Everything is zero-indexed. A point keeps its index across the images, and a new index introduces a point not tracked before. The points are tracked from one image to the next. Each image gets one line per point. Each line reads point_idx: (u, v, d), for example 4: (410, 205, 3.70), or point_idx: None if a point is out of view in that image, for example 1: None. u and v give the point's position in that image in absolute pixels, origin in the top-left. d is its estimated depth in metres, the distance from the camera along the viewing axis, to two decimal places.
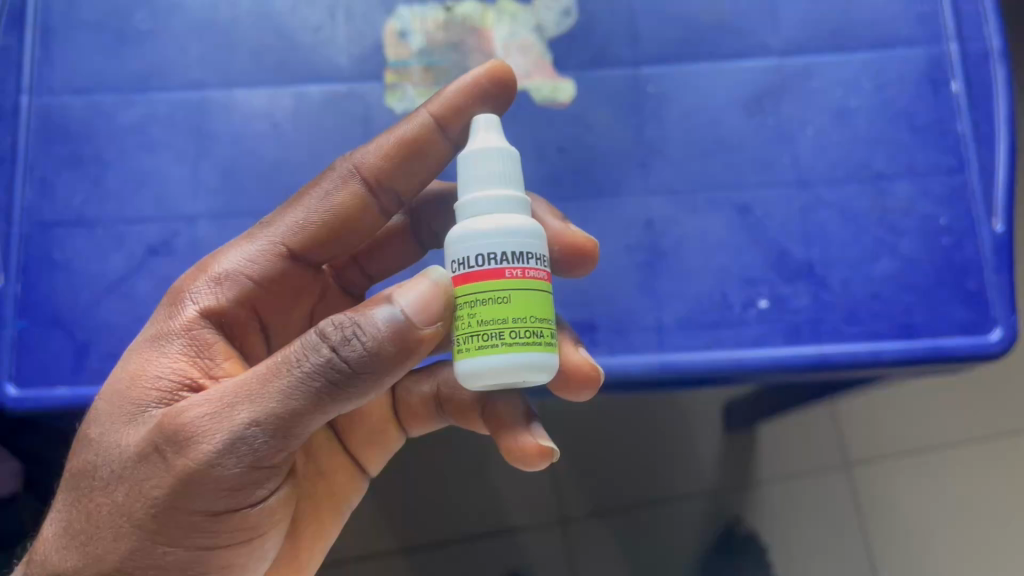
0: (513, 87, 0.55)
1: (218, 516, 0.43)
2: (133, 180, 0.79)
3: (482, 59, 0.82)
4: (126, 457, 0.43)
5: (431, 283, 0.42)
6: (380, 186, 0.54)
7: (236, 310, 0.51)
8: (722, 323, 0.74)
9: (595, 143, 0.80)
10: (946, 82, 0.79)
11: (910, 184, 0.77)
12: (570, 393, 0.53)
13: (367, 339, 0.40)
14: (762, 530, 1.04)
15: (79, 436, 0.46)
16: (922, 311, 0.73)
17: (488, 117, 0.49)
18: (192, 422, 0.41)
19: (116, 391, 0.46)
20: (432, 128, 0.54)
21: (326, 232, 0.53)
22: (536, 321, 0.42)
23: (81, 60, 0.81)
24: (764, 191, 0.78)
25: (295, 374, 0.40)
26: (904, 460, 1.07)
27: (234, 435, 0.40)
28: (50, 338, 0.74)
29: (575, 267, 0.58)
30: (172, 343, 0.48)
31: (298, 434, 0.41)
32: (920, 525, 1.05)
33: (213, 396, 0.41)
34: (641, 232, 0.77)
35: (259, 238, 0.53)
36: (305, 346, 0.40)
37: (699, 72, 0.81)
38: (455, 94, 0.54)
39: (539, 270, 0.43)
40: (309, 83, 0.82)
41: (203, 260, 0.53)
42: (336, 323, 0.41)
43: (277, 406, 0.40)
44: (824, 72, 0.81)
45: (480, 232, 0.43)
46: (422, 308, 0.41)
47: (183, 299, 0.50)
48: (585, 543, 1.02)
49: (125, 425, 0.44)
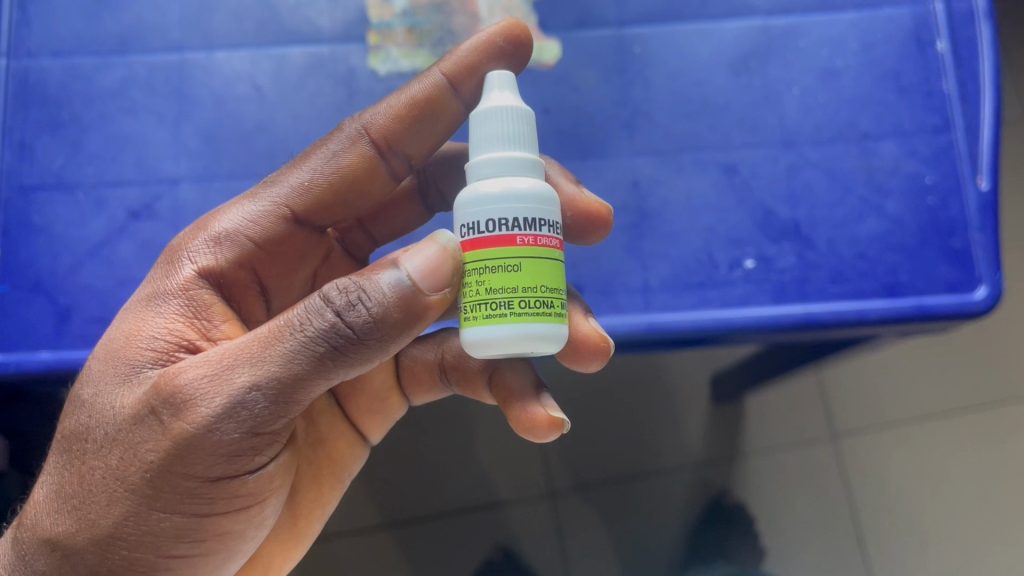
0: (527, 46, 0.54)
1: (215, 481, 0.43)
2: (114, 144, 0.78)
3: (466, 20, 0.81)
4: (120, 418, 0.42)
5: (440, 247, 0.42)
6: (389, 148, 0.54)
7: (235, 271, 0.50)
8: (708, 284, 0.74)
9: (583, 105, 0.80)
10: (931, 42, 0.79)
11: (895, 144, 0.77)
12: (579, 364, 0.53)
13: (372, 305, 0.40)
14: (750, 501, 1.05)
15: (72, 397, 0.46)
16: (907, 270, 0.73)
17: (503, 77, 0.48)
18: (189, 384, 0.40)
19: (110, 351, 0.45)
20: (444, 88, 0.53)
21: (329, 193, 0.52)
22: (547, 291, 0.42)
23: (57, 21, 0.79)
24: (751, 151, 0.78)
25: (298, 337, 0.40)
26: (888, 429, 1.09)
27: (234, 400, 0.40)
28: (31, 303, 0.73)
29: (588, 234, 0.58)
30: (168, 303, 0.47)
31: (299, 399, 0.41)
32: (906, 497, 1.06)
33: (211, 359, 0.41)
34: (628, 193, 0.77)
35: (261, 199, 0.52)
36: (309, 309, 0.40)
37: (685, 33, 0.81)
38: (468, 53, 0.53)
39: (551, 238, 0.43)
40: (290, 46, 0.80)
41: (202, 218, 0.52)
42: (341, 287, 0.40)
43: (279, 369, 0.40)
44: (810, 33, 0.80)
45: (491, 196, 0.42)
46: (430, 274, 0.41)
47: (179, 258, 0.49)
48: (571, 518, 1.03)
49: (118, 384, 0.44)
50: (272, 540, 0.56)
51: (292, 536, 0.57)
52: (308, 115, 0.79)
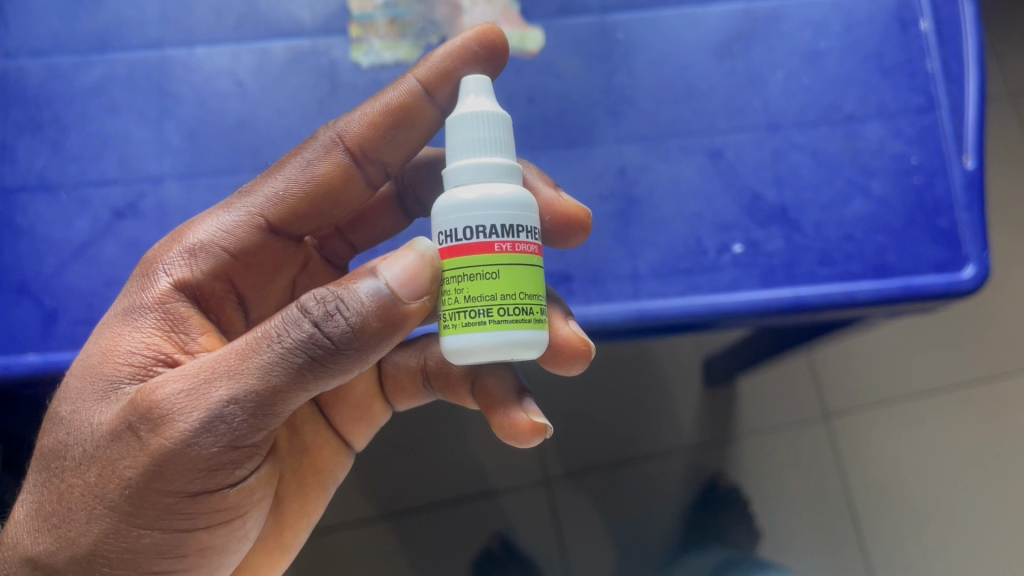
0: (502, 51, 0.54)
1: (194, 497, 0.42)
2: (96, 143, 0.77)
3: (448, 11, 0.80)
4: (98, 433, 0.42)
5: (418, 255, 0.42)
6: (365, 156, 0.54)
7: (211, 282, 0.50)
8: (696, 269, 0.74)
9: (566, 92, 0.79)
10: (914, 21, 0.79)
11: (881, 125, 0.77)
12: (561, 367, 0.53)
13: (351, 314, 0.40)
14: (745, 481, 1.06)
15: (50, 414, 0.46)
16: (895, 251, 0.74)
17: (479, 80, 0.48)
18: (166, 399, 0.40)
19: (89, 367, 0.45)
20: (419, 95, 0.53)
21: (303, 199, 0.52)
22: (525, 297, 0.42)
23: (35, 21, 0.79)
24: (737, 135, 0.78)
25: (276, 349, 0.40)
26: (880, 408, 1.09)
27: (212, 414, 0.40)
28: (16, 305, 0.73)
29: (567, 238, 0.58)
30: (145, 317, 0.47)
31: (277, 411, 0.41)
32: (898, 475, 1.07)
33: (188, 373, 0.41)
34: (614, 180, 0.77)
35: (237, 209, 0.52)
36: (287, 320, 0.40)
37: (669, 18, 0.81)
38: (443, 59, 0.53)
39: (529, 245, 0.43)
40: (272, 40, 0.80)
41: (177, 229, 0.52)
42: (319, 297, 0.40)
43: (257, 383, 0.40)
44: (792, 15, 0.80)
45: (468, 202, 0.43)
46: (409, 283, 0.41)
47: (155, 270, 0.49)
48: (565, 503, 1.03)
49: (100, 398, 0.44)
50: (258, 550, 0.55)
51: (279, 546, 0.57)
52: (291, 110, 0.78)
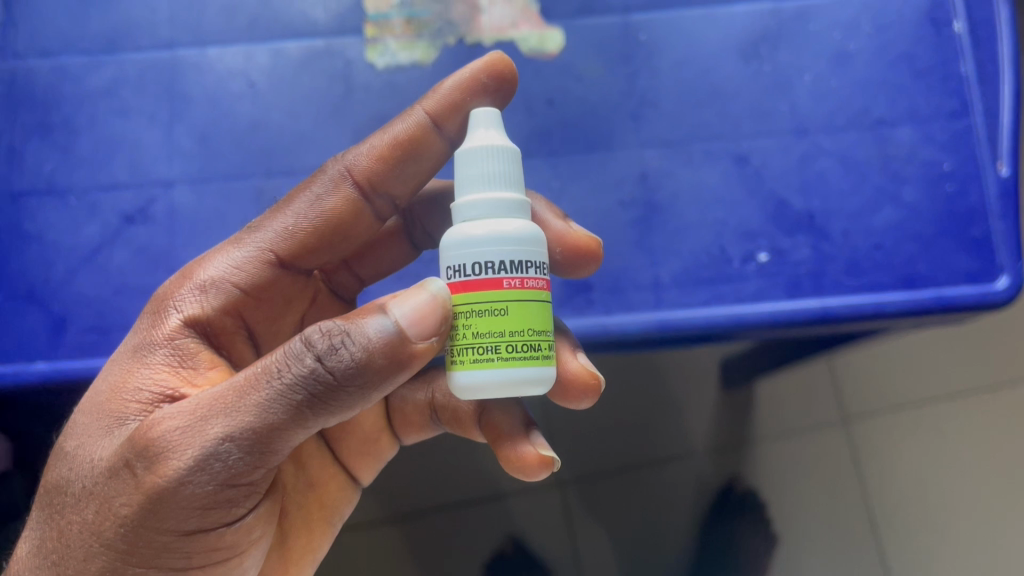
0: (512, 81, 0.53)
1: (192, 536, 0.41)
2: (107, 147, 0.76)
3: (465, 11, 0.78)
4: (98, 469, 0.41)
5: (430, 295, 0.40)
6: (373, 190, 0.52)
7: (222, 318, 0.49)
8: (719, 279, 0.72)
9: (586, 95, 0.77)
10: (948, 23, 0.76)
11: (912, 130, 0.75)
12: (570, 402, 0.51)
13: (355, 349, 0.38)
14: (762, 486, 1.04)
15: (54, 450, 0.45)
16: (925, 261, 0.72)
17: (489, 111, 0.46)
18: (163, 435, 0.39)
19: (95, 404, 0.44)
20: (428, 127, 0.52)
21: (310, 233, 0.51)
22: (534, 334, 0.41)
23: (45, 21, 0.77)
24: (762, 140, 0.75)
25: (275, 385, 0.38)
26: (901, 414, 1.07)
27: (208, 451, 0.38)
28: (25, 313, 0.72)
29: (576, 268, 0.56)
30: (154, 354, 0.46)
31: (277, 448, 0.39)
32: (919, 484, 1.04)
33: (187, 408, 0.39)
34: (635, 186, 0.75)
35: (246, 244, 0.50)
36: (288, 354, 0.39)
37: (694, 19, 0.78)
38: (451, 91, 0.52)
39: (538, 279, 0.42)
40: (284, 40, 0.78)
41: (189, 265, 0.51)
42: (324, 330, 0.39)
43: (254, 420, 0.38)
44: (820, 15, 0.77)
45: (477, 238, 0.41)
46: (418, 321, 0.39)
47: (166, 307, 0.48)
48: (577, 505, 1.02)
49: (104, 433, 0.43)
50: None
51: None
52: (304, 111, 0.77)
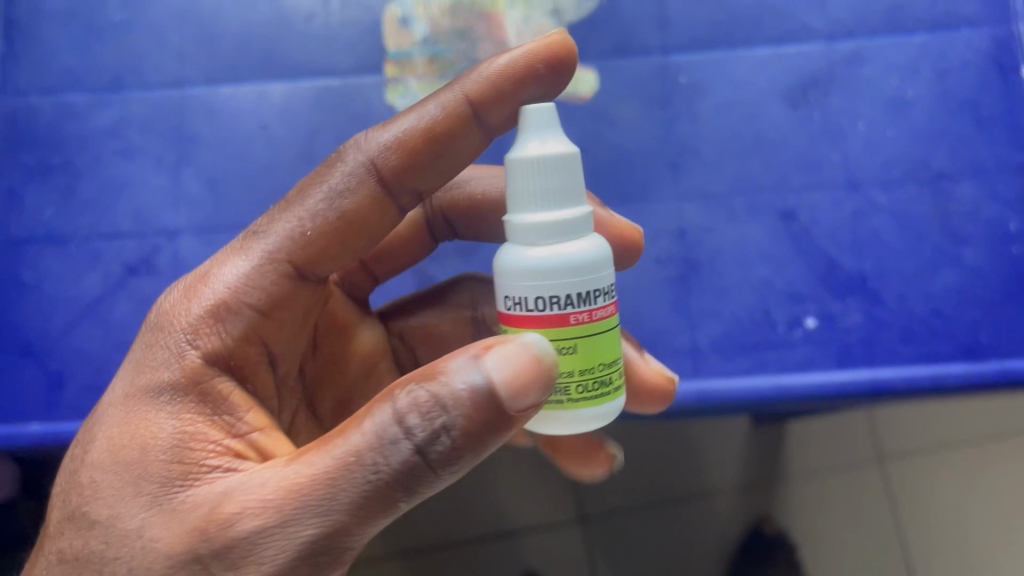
0: (572, 64, 0.47)
1: None
2: (110, 191, 0.72)
3: (493, 49, 0.72)
4: (152, 537, 0.35)
5: (526, 348, 0.35)
6: (399, 185, 0.46)
7: (245, 347, 0.43)
8: (764, 345, 0.67)
9: (620, 142, 0.71)
10: (1014, 68, 0.70)
11: (975, 186, 0.69)
12: (646, 405, 0.54)
13: (458, 433, 0.34)
14: (795, 529, 0.87)
15: (67, 513, 0.38)
16: (989, 330, 0.67)
17: (540, 109, 0.41)
18: (249, 537, 0.34)
19: (116, 458, 0.38)
20: (465, 115, 0.47)
21: (324, 229, 0.45)
22: (603, 367, 0.39)
23: (48, 57, 0.73)
24: (812, 194, 0.70)
25: (372, 477, 0.34)
26: (953, 454, 0.90)
27: (306, 546, 0.34)
28: (20, 369, 0.68)
29: (625, 258, 0.55)
30: (171, 397, 0.39)
31: (361, 538, 0.35)
32: (970, 537, 0.88)
33: (268, 500, 0.35)
34: (673, 242, 0.69)
35: (252, 252, 0.44)
36: (381, 437, 0.34)
37: (738, 60, 0.72)
38: (495, 80, 0.46)
39: (606, 308, 0.39)
40: (299, 77, 0.73)
41: (192, 279, 0.43)
42: (422, 409, 0.34)
43: (350, 512, 0.34)
44: (876, 57, 0.71)
45: (541, 263, 0.38)
46: (523, 378, 0.34)
47: (178, 338, 0.40)
48: (597, 548, 0.84)
49: (131, 490, 0.37)
50: None
51: None
52: (320, 154, 0.72)
